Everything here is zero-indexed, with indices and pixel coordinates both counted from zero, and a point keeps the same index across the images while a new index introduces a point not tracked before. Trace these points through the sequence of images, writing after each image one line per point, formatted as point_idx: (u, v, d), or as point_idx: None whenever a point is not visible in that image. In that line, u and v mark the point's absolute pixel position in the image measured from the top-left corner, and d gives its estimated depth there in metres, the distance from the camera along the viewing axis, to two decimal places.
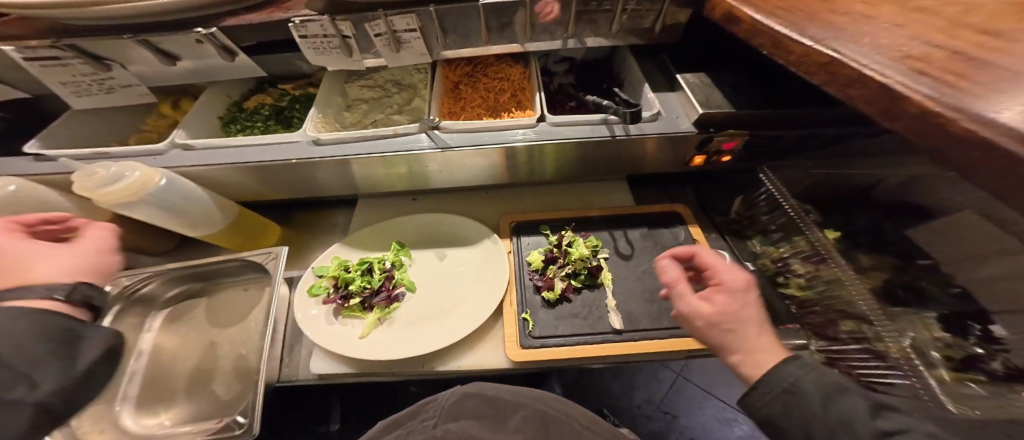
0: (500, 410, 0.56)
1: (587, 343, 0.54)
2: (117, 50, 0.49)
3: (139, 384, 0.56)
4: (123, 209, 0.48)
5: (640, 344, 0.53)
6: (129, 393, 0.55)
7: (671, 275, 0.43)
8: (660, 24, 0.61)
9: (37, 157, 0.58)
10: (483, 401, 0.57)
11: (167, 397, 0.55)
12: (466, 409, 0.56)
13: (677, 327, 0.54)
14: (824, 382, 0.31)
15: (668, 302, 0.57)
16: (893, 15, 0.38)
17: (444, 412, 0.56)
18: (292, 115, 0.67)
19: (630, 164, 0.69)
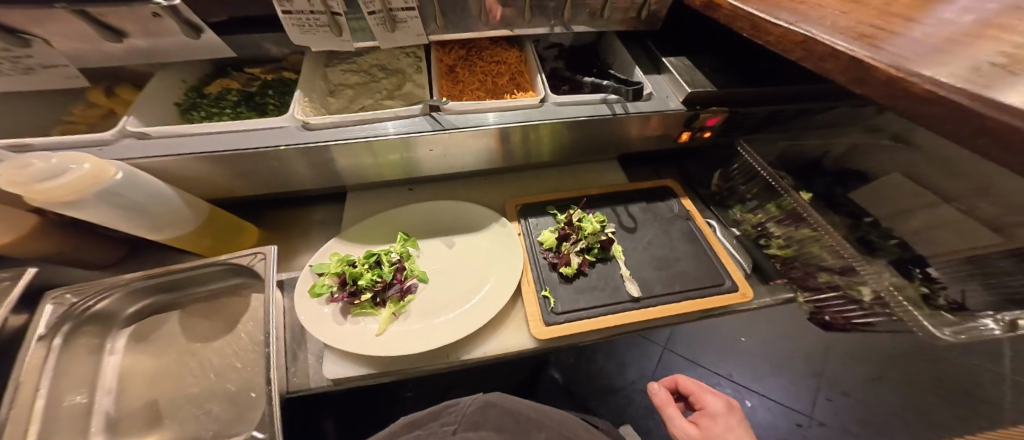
0: (521, 425, 0.60)
1: (611, 313, 0.57)
2: (39, 22, 0.39)
3: (107, 413, 0.49)
4: (64, 208, 0.39)
5: (657, 308, 0.57)
6: (100, 424, 0.48)
7: (662, 398, 0.61)
8: (646, 11, 0.65)
9: None
10: (504, 412, 0.63)
11: (147, 423, 0.49)
12: (487, 418, 0.61)
13: (688, 290, 0.59)
14: None
15: (674, 267, 0.62)
16: (847, 6, 0.45)
17: (465, 419, 0.61)
18: (267, 100, 0.59)
19: (623, 144, 0.73)
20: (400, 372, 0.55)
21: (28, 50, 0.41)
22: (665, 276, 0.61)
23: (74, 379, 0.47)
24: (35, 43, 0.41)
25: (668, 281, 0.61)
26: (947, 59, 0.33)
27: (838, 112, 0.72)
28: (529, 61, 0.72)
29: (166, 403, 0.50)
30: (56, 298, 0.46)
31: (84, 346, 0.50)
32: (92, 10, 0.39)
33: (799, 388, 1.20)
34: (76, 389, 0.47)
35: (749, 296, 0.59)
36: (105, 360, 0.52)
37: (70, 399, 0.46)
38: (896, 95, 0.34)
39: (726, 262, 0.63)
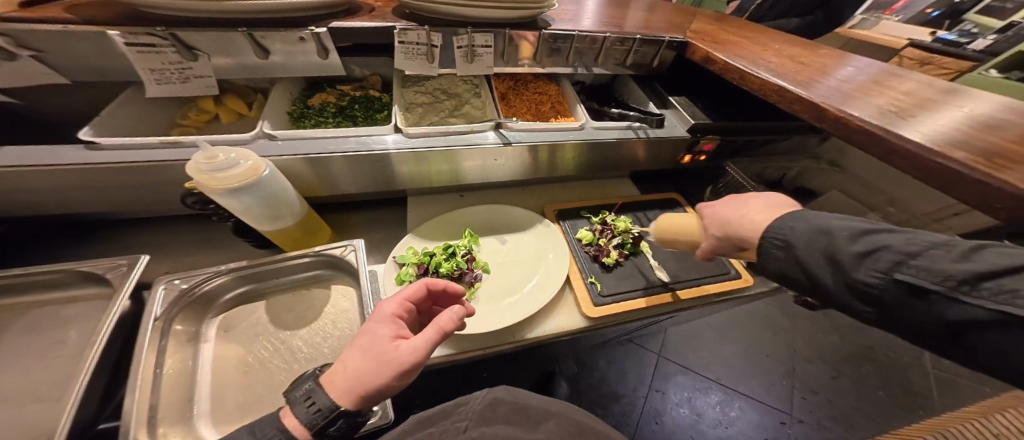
0: (533, 418, 0.51)
1: (646, 294, 0.70)
2: (215, 43, 0.48)
3: (208, 400, 0.51)
4: (222, 196, 0.46)
5: (682, 291, 0.71)
6: (201, 410, 0.50)
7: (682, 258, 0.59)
8: (657, 60, 0.86)
9: (89, 145, 0.49)
10: (513, 408, 0.52)
11: (245, 408, 0.51)
12: (497, 414, 0.50)
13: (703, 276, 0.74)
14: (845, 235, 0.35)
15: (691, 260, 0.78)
16: (798, 70, 0.67)
17: (476, 415, 0.49)
18: (356, 113, 0.70)
19: (639, 164, 0.90)
20: (477, 351, 0.61)
21: (193, 63, 0.49)
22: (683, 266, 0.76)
23: (175, 366, 0.52)
24: (203, 57, 0.49)
25: (687, 269, 0.76)
26: (865, 107, 0.53)
27: (791, 145, 0.96)
28: (566, 93, 0.89)
29: (257, 387, 0.53)
30: (169, 282, 0.55)
31: (181, 335, 0.55)
32: (259, 34, 0.48)
33: (775, 382, 1.37)
34: (179, 376, 0.51)
35: (751, 280, 0.75)
36: (200, 349, 0.56)
37: (170, 387, 0.50)
38: (840, 127, 0.52)
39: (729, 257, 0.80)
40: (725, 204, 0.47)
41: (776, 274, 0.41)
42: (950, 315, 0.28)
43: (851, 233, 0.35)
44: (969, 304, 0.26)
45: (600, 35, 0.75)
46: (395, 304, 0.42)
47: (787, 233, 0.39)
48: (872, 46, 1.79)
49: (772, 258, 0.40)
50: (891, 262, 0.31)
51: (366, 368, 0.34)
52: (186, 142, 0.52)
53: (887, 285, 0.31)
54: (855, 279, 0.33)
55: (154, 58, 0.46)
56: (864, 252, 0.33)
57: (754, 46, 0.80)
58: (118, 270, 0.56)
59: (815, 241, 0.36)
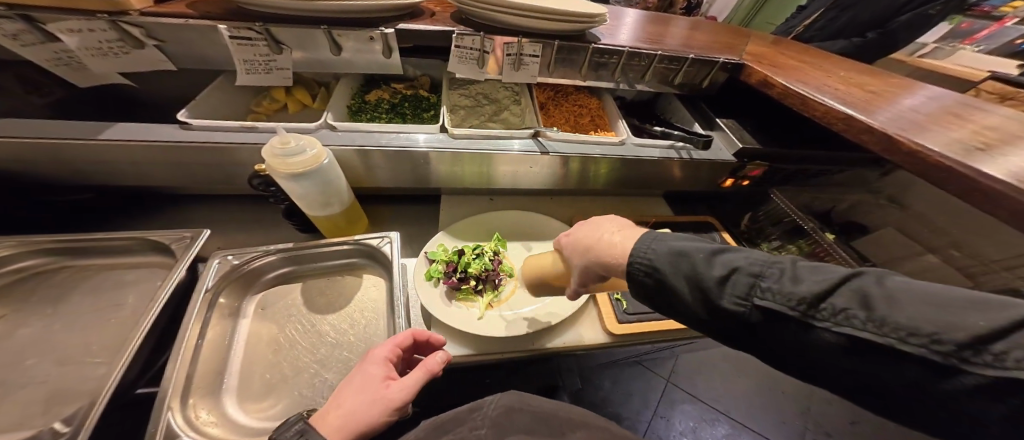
0: (551, 421, 0.51)
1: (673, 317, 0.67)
2: (300, 38, 0.53)
3: (236, 375, 0.55)
4: (287, 179, 0.49)
5: None
6: (230, 384, 0.54)
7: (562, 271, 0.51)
8: (707, 80, 0.84)
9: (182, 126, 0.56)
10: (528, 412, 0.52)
11: (271, 387, 0.55)
12: (515, 416, 0.50)
13: None
14: (693, 262, 0.34)
15: None
16: (865, 100, 0.63)
17: (491, 422, 0.49)
18: (406, 111, 0.74)
19: (672, 185, 0.88)
20: (497, 355, 0.62)
21: (278, 56, 0.54)
22: None
23: (215, 338, 0.56)
24: (286, 52, 0.54)
25: None
26: (947, 142, 0.48)
27: (844, 177, 0.90)
28: (607, 107, 0.89)
29: (284, 366, 0.57)
30: (223, 257, 0.60)
31: (224, 308, 0.60)
32: (338, 32, 0.53)
33: (795, 425, 1.27)
34: (215, 349, 0.56)
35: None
36: (238, 323, 0.61)
37: (207, 358, 0.54)
38: (914, 163, 0.48)
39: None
40: (581, 228, 0.44)
41: (654, 300, 0.38)
42: (815, 341, 0.28)
43: (698, 257, 0.35)
44: (820, 330, 0.28)
45: (651, 52, 0.75)
46: (387, 347, 0.46)
47: (650, 257, 0.36)
48: (942, 77, 1.66)
49: (650, 283, 0.37)
50: (748, 285, 0.31)
51: (361, 407, 0.38)
52: (261, 127, 0.58)
53: (750, 311, 0.31)
54: (723, 306, 0.32)
55: (249, 50, 0.51)
56: (722, 277, 0.33)
57: (818, 72, 0.76)
58: (182, 241, 0.62)
59: (679, 263, 0.35)
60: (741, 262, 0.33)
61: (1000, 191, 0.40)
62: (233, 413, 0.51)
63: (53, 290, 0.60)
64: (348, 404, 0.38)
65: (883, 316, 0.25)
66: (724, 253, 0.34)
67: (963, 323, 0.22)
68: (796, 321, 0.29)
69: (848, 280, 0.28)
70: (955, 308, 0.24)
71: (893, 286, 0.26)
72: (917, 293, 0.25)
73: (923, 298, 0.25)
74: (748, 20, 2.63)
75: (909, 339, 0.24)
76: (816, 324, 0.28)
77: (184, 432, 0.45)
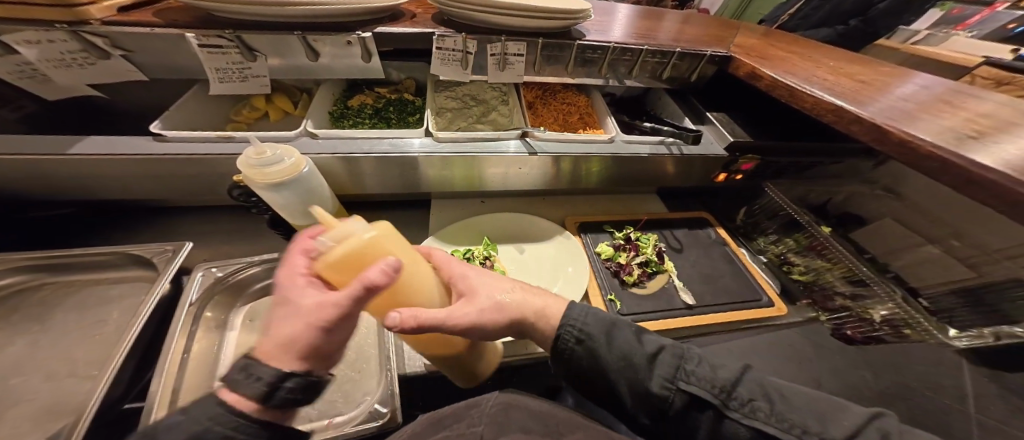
0: (553, 426, 0.45)
1: (668, 316, 0.65)
2: (273, 45, 0.52)
3: None
4: (264, 189, 0.49)
5: (710, 316, 0.67)
6: None
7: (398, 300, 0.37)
8: (696, 74, 0.83)
9: (156, 137, 0.55)
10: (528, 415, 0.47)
11: None
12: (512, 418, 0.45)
13: (731, 303, 0.70)
14: (620, 337, 0.42)
15: (721, 285, 0.73)
16: (853, 89, 0.62)
17: (488, 419, 0.44)
18: (390, 116, 0.73)
19: (665, 181, 0.87)
20: (489, 360, 0.61)
21: (253, 63, 0.53)
22: (710, 290, 0.72)
23: (202, 351, 0.55)
24: (261, 59, 0.53)
25: (716, 294, 0.71)
26: (938, 131, 0.47)
27: (839, 168, 0.89)
28: (596, 105, 0.88)
29: None
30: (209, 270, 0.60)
31: (211, 321, 0.58)
32: (312, 37, 0.52)
33: None
34: (203, 361, 0.54)
35: (784, 310, 0.70)
36: (226, 336, 0.59)
37: (194, 371, 0.53)
38: (905, 153, 0.47)
39: (757, 278, 0.75)
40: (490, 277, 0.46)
41: (584, 370, 0.43)
42: (713, 425, 0.37)
43: (628, 335, 0.43)
44: (732, 419, 0.36)
45: (638, 47, 0.73)
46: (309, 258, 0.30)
47: (587, 327, 0.43)
48: (936, 64, 1.64)
49: (580, 351, 0.42)
50: (674, 369, 0.39)
51: (295, 332, 0.24)
52: (237, 137, 0.56)
53: (671, 394, 0.38)
54: (652, 387, 0.39)
55: (222, 58, 0.51)
56: (651, 356, 0.41)
57: (806, 62, 0.75)
58: (164, 255, 0.61)
59: (613, 336, 0.42)
60: (662, 345, 0.42)
61: (993, 181, 0.39)
62: None
63: (34, 309, 0.59)
64: (280, 331, 0.24)
65: (781, 411, 0.35)
66: (644, 335, 0.43)
67: (824, 425, 0.34)
68: (713, 407, 0.37)
69: (744, 377, 0.39)
70: (832, 411, 0.35)
71: (771, 385, 0.38)
72: (792, 393, 0.38)
73: (803, 398, 0.37)
74: (739, 14, 2.62)
75: (791, 429, 0.34)
76: (731, 415, 0.36)
77: None
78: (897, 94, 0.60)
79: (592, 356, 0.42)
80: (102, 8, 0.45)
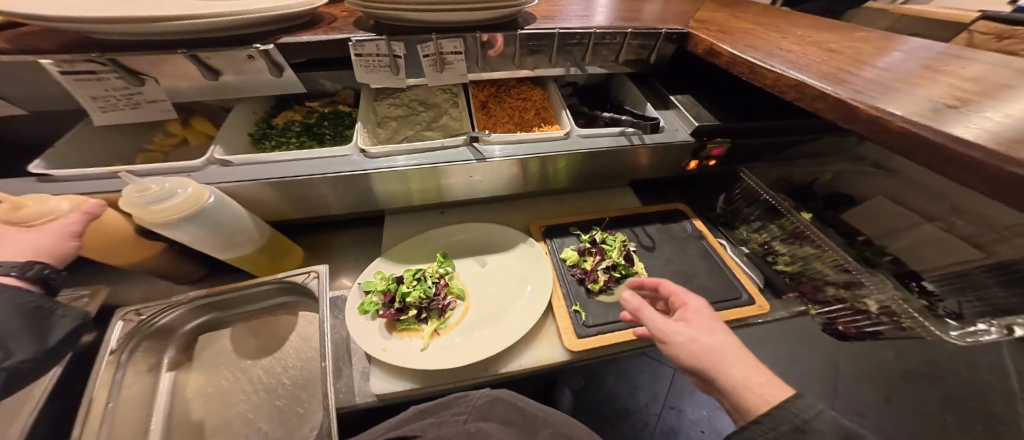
0: (529, 423, 0.56)
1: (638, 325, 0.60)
2: (157, 65, 0.50)
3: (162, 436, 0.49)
4: (162, 228, 0.45)
5: None
6: None
7: (634, 303, 0.47)
8: (654, 55, 0.77)
9: (41, 178, 0.50)
10: (513, 409, 0.58)
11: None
12: (496, 412, 0.57)
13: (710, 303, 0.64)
14: None
15: (696, 283, 0.68)
16: (821, 60, 0.56)
17: (475, 411, 0.56)
18: (322, 131, 0.70)
19: (635, 172, 0.82)
20: (448, 385, 0.56)
21: (141, 87, 0.52)
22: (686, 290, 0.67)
23: (136, 397, 0.49)
24: (149, 81, 0.52)
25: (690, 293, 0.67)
26: (914, 103, 0.41)
27: (821, 144, 0.82)
28: (552, 97, 0.82)
29: (216, 419, 0.51)
30: (127, 316, 0.50)
31: (143, 364, 0.52)
32: (203, 54, 0.51)
33: None
34: (134, 410, 0.48)
35: (767, 307, 0.64)
36: (161, 379, 0.54)
37: (126, 421, 0.47)
38: (878, 130, 0.42)
39: (737, 274, 0.70)
40: (707, 321, 0.45)
41: None
42: None
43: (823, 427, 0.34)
44: None
45: (587, 31, 0.67)
46: None
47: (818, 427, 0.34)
48: (925, 23, 1.55)
49: None
50: None
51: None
52: (136, 171, 0.53)
53: None
54: None
55: (97, 84, 0.50)
56: None
57: (771, 33, 0.69)
58: (77, 302, 0.54)
59: None
60: None
61: (978, 161, 0.33)
62: None
63: None
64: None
65: None
66: None
67: None
68: None
69: None
70: None
71: None
72: None
73: None
74: None
75: None
76: None
77: None
78: (872, 63, 0.53)
79: None
80: None
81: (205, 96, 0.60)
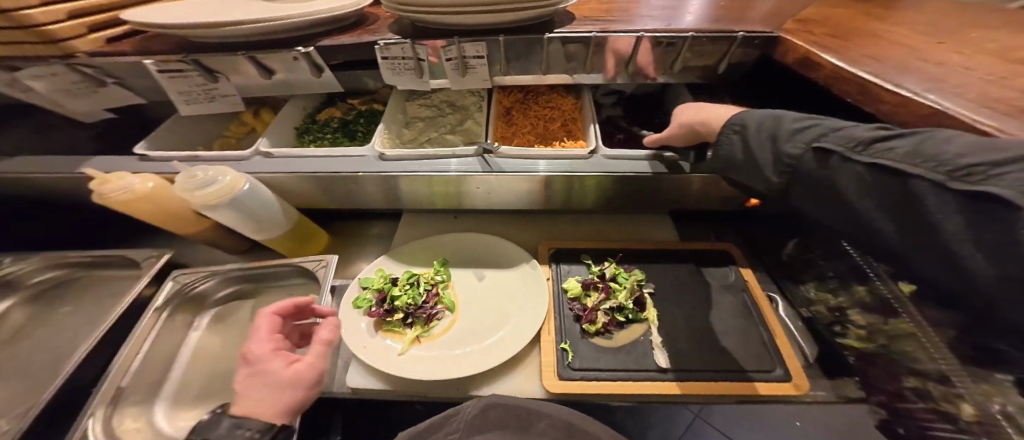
0: (524, 421, 0.46)
1: (630, 379, 0.51)
2: (228, 64, 0.60)
3: (172, 387, 0.57)
4: (210, 211, 0.56)
5: (690, 384, 0.50)
6: (166, 394, 0.56)
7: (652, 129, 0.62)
8: (724, 64, 0.62)
9: (144, 157, 0.66)
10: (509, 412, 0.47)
11: (200, 400, 0.56)
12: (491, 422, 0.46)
13: (725, 370, 0.51)
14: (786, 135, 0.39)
15: (718, 343, 0.55)
16: (994, 77, 0.36)
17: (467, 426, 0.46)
18: (356, 128, 0.76)
19: (676, 201, 0.68)
20: (413, 396, 0.55)
21: (216, 84, 0.64)
22: (704, 351, 0.55)
23: (164, 350, 0.60)
24: (221, 79, 0.63)
25: (705, 355, 0.54)
26: None
27: None
28: (585, 108, 0.75)
29: (218, 380, 0.58)
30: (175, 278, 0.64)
31: (181, 322, 0.64)
32: (259, 56, 0.58)
33: None
34: (160, 361, 0.59)
35: (803, 389, 0.48)
36: (189, 335, 0.64)
37: (150, 369, 0.57)
38: None
39: (781, 344, 0.54)
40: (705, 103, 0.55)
41: (730, 162, 0.45)
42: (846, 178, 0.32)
43: (815, 136, 0.36)
44: (931, 186, 0.25)
45: (628, 35, 0.57)
46: (267, 342, 0.42)
47: (743, 120, 0.44)
48: None
49: (735, 143, 0.44)
50: (821, 138, 0.35)
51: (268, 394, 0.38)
52: (203, 157, 0.65)
53: (806, 154, 0.36)
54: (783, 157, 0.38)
55: (183, 81, 0.62)
56: (852, 148, 0.32)
57: (913, 36, 0.48)
58: (149, 261, 0.68)
59: (767, 125, 0.41)
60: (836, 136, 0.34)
61: None
62: (159, 422, 0.53)
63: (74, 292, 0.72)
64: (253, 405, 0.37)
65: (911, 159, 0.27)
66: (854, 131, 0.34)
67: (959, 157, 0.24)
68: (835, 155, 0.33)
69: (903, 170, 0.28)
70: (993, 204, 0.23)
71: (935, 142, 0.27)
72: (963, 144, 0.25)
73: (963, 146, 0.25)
74: None
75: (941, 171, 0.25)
76: (941, 183, 0.24)
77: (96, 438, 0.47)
78: None
79: (738, 154, 0.44)
80: (88, 42, 0.61)
81: (270, 93, 0.69)
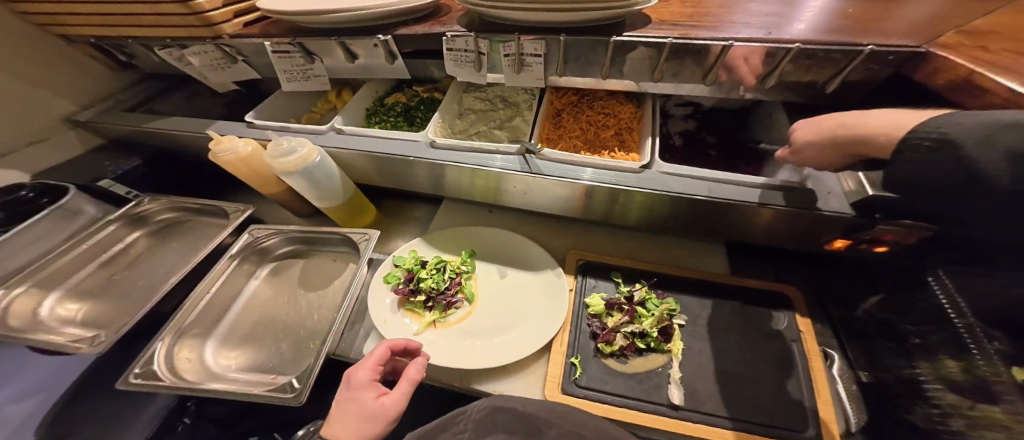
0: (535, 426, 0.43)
1: (636, 409, 0.47)
2: (322, 48, 0.69)
3: (225, 327, 0.70)
4: (286, 177, 0.65)
5: (703, 426, 0.45)
6: (218, 332, 0.68)
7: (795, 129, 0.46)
8: (837, 81, 0.50)
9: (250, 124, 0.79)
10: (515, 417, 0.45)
11: (243, 343, 0.67)
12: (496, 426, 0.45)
13: (749, 421, 0.45)
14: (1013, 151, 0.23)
15: (746, 398, 0.48)
16: None
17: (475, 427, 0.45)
18: (415, 114, 0.81)
19: (735, 231, 0.59)
20: None
21: (313, 65, 0.73)
22: (727, 395, 0.48)
23: (229, 293, 0.73)
24: (316, 61, 0.73)
25: (727, 400, 0.47)
26: None
27: None
28: (645, 116, 0.68)
29: (263, 326, 0.69)
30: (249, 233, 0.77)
31: (245, 271, 0.76)
32: (348, 41, 0.65)
33: None
34: (223, 302, 0.72)
35: None
36: (250, 282, 0.76)
37: (214, 309, 0.70)
38: None
39: (826, 410, 0.45)
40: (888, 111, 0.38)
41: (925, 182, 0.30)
42: None
43: None
44: None
45: (711, 42, 0.49)
46: (368, 373, 0.48)
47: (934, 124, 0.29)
48: None
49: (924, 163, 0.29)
50: None
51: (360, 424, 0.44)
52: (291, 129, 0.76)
53: None
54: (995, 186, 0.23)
55: (288, 61, 0.73)
56: None
57: None
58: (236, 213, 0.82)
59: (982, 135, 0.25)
60: None
61: None
62: (210, 355, 0.64)
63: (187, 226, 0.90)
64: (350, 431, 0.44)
65: None
66: None
67: None
68: None
69: None
70: None
71: None
72: None
73: None
74: None
75: None
76: None
77: (162, 360, 0.58)
78: None
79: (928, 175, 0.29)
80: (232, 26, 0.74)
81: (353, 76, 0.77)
